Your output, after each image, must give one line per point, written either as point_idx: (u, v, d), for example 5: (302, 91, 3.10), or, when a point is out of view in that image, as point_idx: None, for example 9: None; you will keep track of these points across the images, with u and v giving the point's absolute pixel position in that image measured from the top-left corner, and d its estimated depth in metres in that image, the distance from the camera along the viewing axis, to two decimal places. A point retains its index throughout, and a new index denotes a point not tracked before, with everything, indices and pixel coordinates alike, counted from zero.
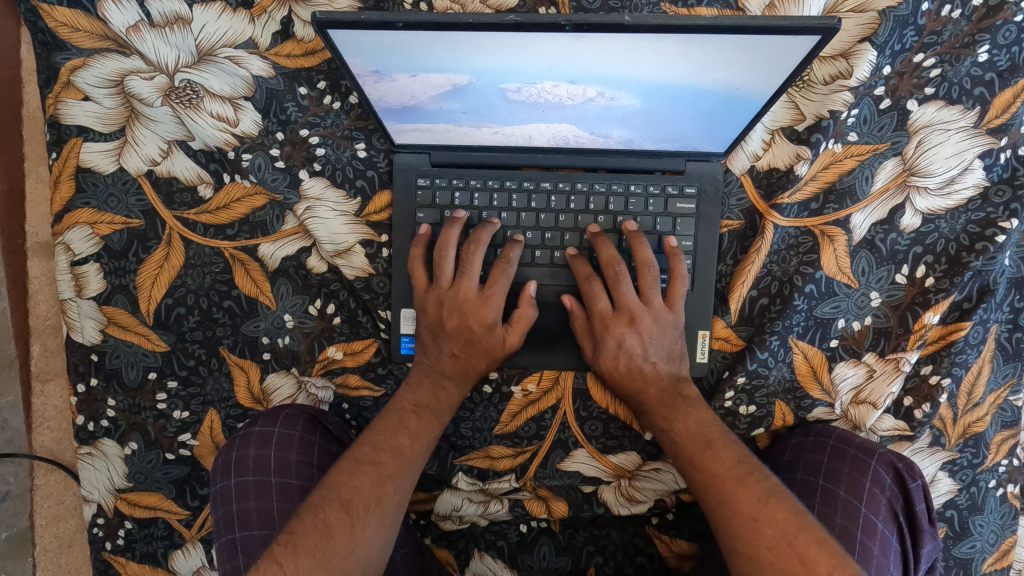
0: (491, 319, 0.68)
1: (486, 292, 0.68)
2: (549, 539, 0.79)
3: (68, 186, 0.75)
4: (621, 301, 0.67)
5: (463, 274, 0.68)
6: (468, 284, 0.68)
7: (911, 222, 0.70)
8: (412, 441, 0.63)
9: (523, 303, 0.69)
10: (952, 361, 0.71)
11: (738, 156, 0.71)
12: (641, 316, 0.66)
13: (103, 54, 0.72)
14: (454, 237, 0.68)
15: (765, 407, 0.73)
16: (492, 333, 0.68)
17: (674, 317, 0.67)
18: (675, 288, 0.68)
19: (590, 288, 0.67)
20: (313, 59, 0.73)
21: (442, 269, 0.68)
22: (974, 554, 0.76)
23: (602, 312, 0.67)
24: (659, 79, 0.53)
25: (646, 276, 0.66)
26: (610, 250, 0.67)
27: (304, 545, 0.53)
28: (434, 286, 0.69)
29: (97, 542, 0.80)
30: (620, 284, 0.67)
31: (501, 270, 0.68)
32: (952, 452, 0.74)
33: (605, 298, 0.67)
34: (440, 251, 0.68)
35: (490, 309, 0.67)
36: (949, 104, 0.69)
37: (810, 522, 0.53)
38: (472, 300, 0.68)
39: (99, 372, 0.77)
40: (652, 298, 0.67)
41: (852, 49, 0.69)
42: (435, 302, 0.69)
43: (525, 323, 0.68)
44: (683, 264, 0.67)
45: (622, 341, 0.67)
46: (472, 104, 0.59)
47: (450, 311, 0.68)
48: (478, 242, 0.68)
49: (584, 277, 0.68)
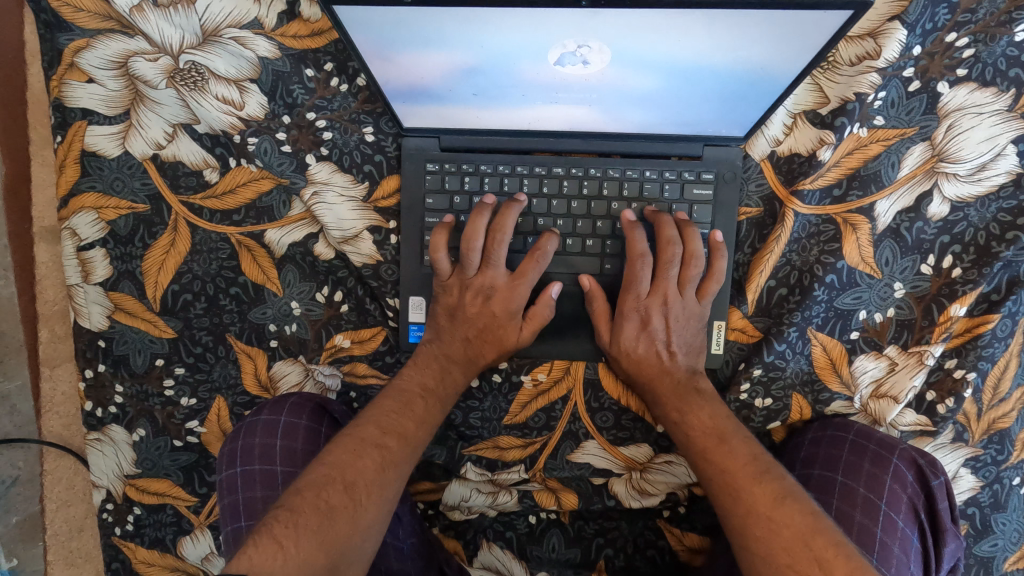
0: (515, 307, 0.67)
1: (516, 282, 0.67)
2: (559, 531, 0.78)
3: (74, 169, 0.74)
4: (660, 281, 0.66)
5: (490, 262, 0.67)
6: (495, 271, 0.67)
7: (939, 210, 0.67)
8: (417, 425, 0.63)
9: (540, 301, 0.67)
10: (978, 355, 0.69)
11: (758, 141, 0.69)
12: (673, 302, 0.66)
13: (107, 35, 0.71)
14: (482, 225, 0.66)
15: (782, 400, 0.71)
16: (512, 322, 0.68)
17: (700, 309, 0.67)
18: (708, 286, 0.66)
19: (638, 268, 0.64)
20: (320, 40, 0.71)
21: (467, 256, 0.66)
22: (995, 553, 0.74)
23: (640, 292, 0.65)
24: (678, 59, 0.51)
25: (692, 269, 0.65)
26: (672, 230, 0.64)
27: (307, 526, 0.51)
28: (460, 273, 0.68)
29: (107, 526, 0.80)
30: (668, 267, 0.65)
31: (526, 260, 0.66)
32: (976, 448, 0.72)
33: (646, 280, 0.65)
34: (468, 238, 0.66)
35: (514, 299, 0.67)
36: (983, 87, 0.65)
37: (826, 524, 0.52)
38: (500, 288, 0.68)
39: (107, 358, 0.77)
40: (688, 289, 0.67)
41: (881, 28, 0.66)
42: (458, 287, 0.68)
43: (540, 322, 0.67)
44: (722, 264, 0.66)
45: (646, 322, 0.66)
46: (482, 85, 0.57)
47: (473, 296, 0.68)
48: (504, 232, 0.66)
49: (637, 255, 0.64)
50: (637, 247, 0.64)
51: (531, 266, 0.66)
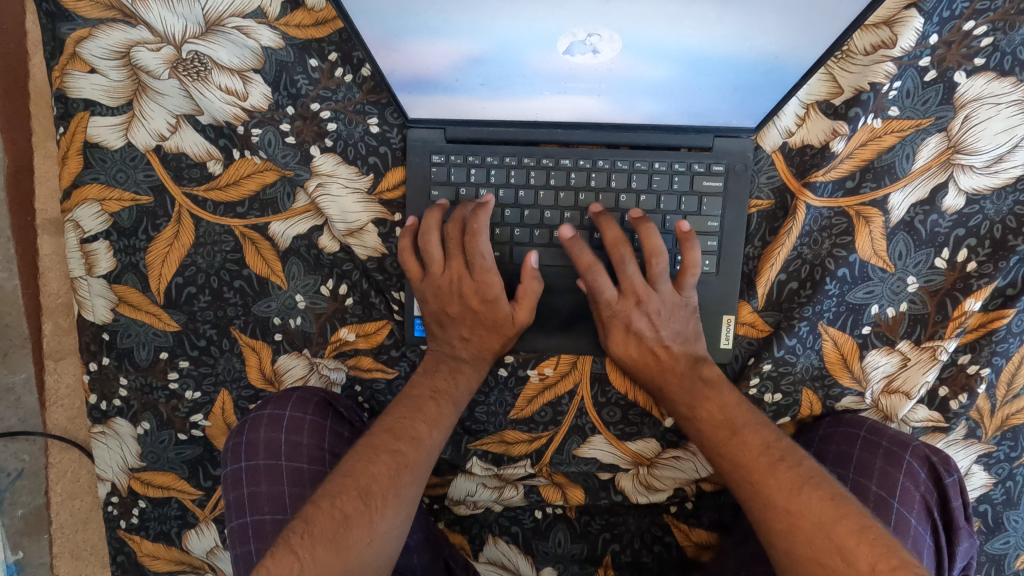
0: (493, 294, 0.66)
1: (477, 270, 0.66)
2: (565, 526, 0.78)
3: (76, 161, 0.73)
4: (626, 285, 0.65)
5: (452, 255, 0.67)
6: (457, 264, 0.67)
7: (954, 202, 0.66)
8: (430, 428, 0.62)
9: (524, 275, 0.65)
10: (993, 350, 0.68)
11: (770, 131, 0.67)
12: (647, 298, 0.65)
13: (109, 24, 0.70)
14: (433, 221, 0.66)
15: (791, 395, 0.70)
16: (497, 309, 0.66)
17: (684, 299, 0.65)
18: (686, 278, 0.64)
19: (591, 280, 0.64)
20: (324, 29, 0.70)
21: (430, 254, 0.66)
22: (1007, 550, 0.73)
23: (606, 297, 0.64)
24: (690, 45, 0.50)
25: (656, 264, 0.63)
26: (616, 230, 0.63)
27: (321, 535, 0.51)
28: (429, 274, 0.67)
29: (112, 519, 0.80)
30: (626, 268, 0.64)
31: (474, 245, 0.64)
32: (988, 445, 0.71)
33: (608, 285, 0.64)
34: (424, 238, 0.66)
35: (488, 286, 0.66)
36: (1001, 76, 0.64)
37: (851, 506, 0.51)
38: (468, 280, 0.67)
39: (111, 352, 0.76)
40: (660, 283, 0.65)
41: (897, 16, 0.64)
42: (433, 290, 0.67)
43: (530, 298, 0.65)
44: (696, 251, 0.63)
45: (628, 324, 0.65)
46: (489, 75, 0.56)
47: (450, 294, 0.67)
48: (456, 221, 0.66)
49: (585, 267, 0.63)
50: (583, 260, 0.63)
51: (479, 249, 0.64)
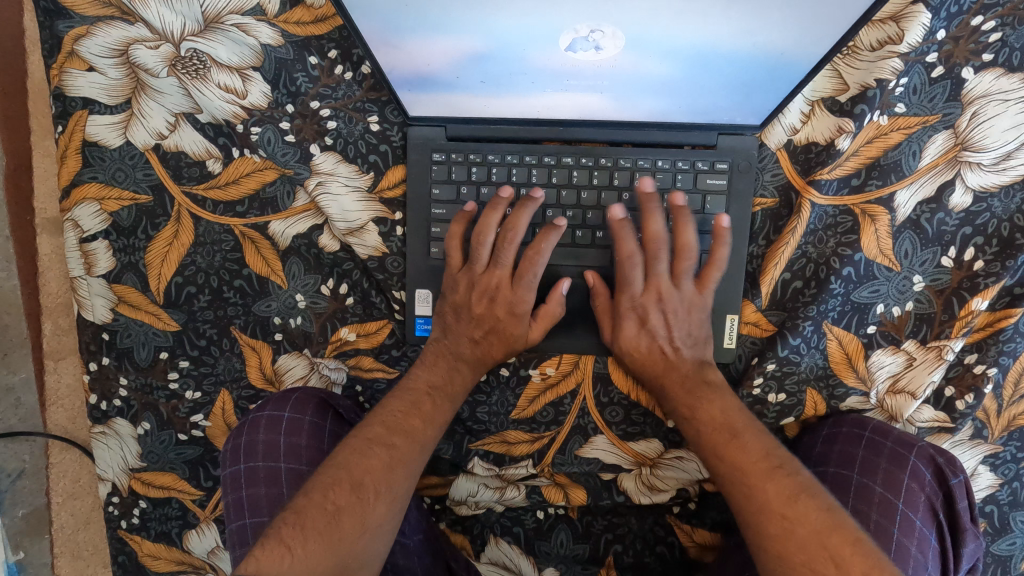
0: (522, 309, 0.66)
1: (519, 285, 0.65)
2: (567, 527, 0.77)
3: (75, 160, 0.73)
4: (652, 278, 0.64)
5: (496, 262, 0.66)
6: (502, 272, 0.66)
7: (961, 200, 0.65)
8: (425, 424, 0.61)
9: (552, 300, 0.66)
10: (1000, 350, 0.67)
11: (775, 129, 0.67)
12: (669, 294, 0.64)
13: (107, 22, 0.70)
14: (493, 221, 0.65)
15: (796, 395, 0.70)
16: (518, 324, 0.66)
17: (702, 300, 0.65)
18: (709, 273, 0.64)
19: (626, 269, 0.64)
20: (324, 26, 0.69)
21: (478, 252, 0.65)
22: (1013, 551, 0.72)
23: (631, 289, 0.64)
24: (692, 43, 0.50)
25: (684, 261, 0.64)
26: (631, 245, 0.63)
27: (313, 527, 0.51)
28: (469, 269, 0.66)
29: (113, 520, 0.80)
30: (655, 262, 0.64)
31: (530, 261, 0.65)
32: (995, 445, 0.70)
33: (638, 277, 0.64)
34: (479, 234, 0.65)
35: (521, 302, 0.65)
36: (1009, 72, 0.63)
37: (844, 520, 0.51)
38: (504, 291, 0.66)
39: (111, 351, 0.76)
40: (684, 280, 0.64)
41: (903, 12, 0.64)
42: (466, 283, 0.66)
43: (549, 320, 0.66)
44: (725, 249, 0.63)
45: (645, 320, 0.65)
46: (490, 73, 0.55)
47: (479, 295, 0.66)
48: (514, 229, 0.64)
49: (624, 257, 0.63)
50: (624, 248, 0.63)
51: (535, 266, 0.64)
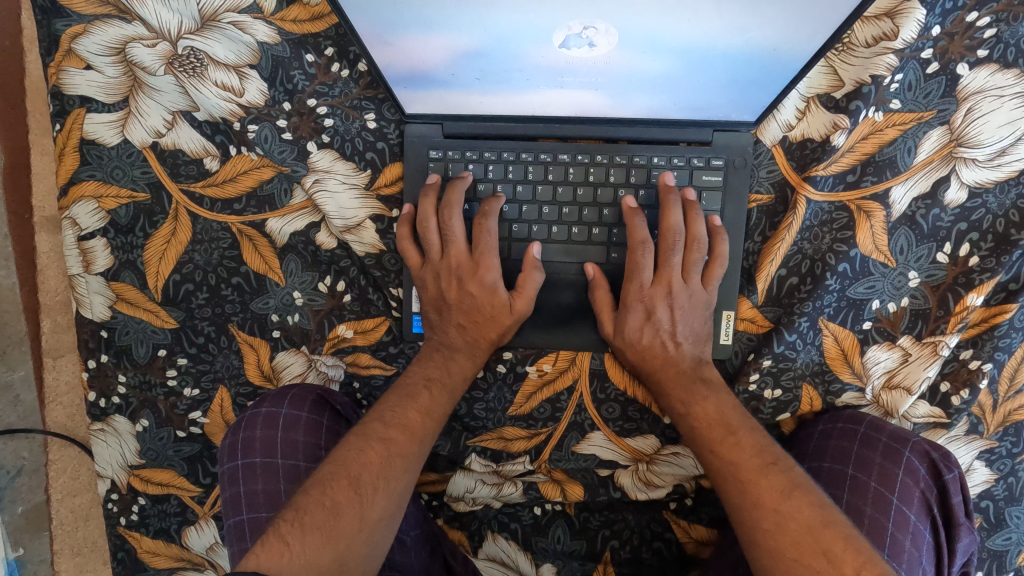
0: (491, 279, 0.66)
1: (476, 253, 0.66)
2: (564, 523, 0.78)
3: (73, 158, 0.73)
4: (664, 270, 0.64)
5: (450, 241, 0.66)
6: (457, 250, 0.66)
7: (956, 196, 0.65)
8: (422, 417, 0.62)
9: (526, 266, 0.65)
10: (995, 346, 0.67)
11: (770, 125, 0.67)
12: (678, 289, 0.64)
13: (104, 20, 0.70)
14: (429, 207, 0.66)
15: (792, 391, 0.70)
16: (493, 295, 0.66)
17: (707, 296, 0.65)
18: (712, 270, 0.65)
19: (640, 256, 0.63)
20: (320, 24, 0.69)
21: (428, 239, 0.67)
22: (1009, 547, 0.73)
23: (643, 281, 0.64)
24: (687, 39, 0.50)
25: (694, 253, 0.64)
26: (643, 231, 0.63)
27: (311, 522, 0.51)
28: (428, 261, 0.67)
29: (112, 516, 0.80)
30: (668, 253, 0.64)
31: (482, 227, 0.65)
32: (990, 440, 0.70)
33: (649, 269, 0.64)
34: (421, 224, 0.66)
35: (486, 269, 0.66)
36: (1004, 68, 0.63)
37: (836, 515, 0.51)
38: (466, 265, 0.66)
39: (109, 349, 0.76)
40: (691, 276, 0.65)
41: (898, 8, 0.64)
42: (432, 276, 0.67)
43: (532, 287, 0.65)
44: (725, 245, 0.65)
45: (651, 314, 0.65)
46: (485, 69, 0.55)
47: (448, 281, 0.67)
48: (487, 215, 0.65)
49: (639, 241, 0.63)
50: (639, 234, 0.63)
51: (487, 230, 0.65)
